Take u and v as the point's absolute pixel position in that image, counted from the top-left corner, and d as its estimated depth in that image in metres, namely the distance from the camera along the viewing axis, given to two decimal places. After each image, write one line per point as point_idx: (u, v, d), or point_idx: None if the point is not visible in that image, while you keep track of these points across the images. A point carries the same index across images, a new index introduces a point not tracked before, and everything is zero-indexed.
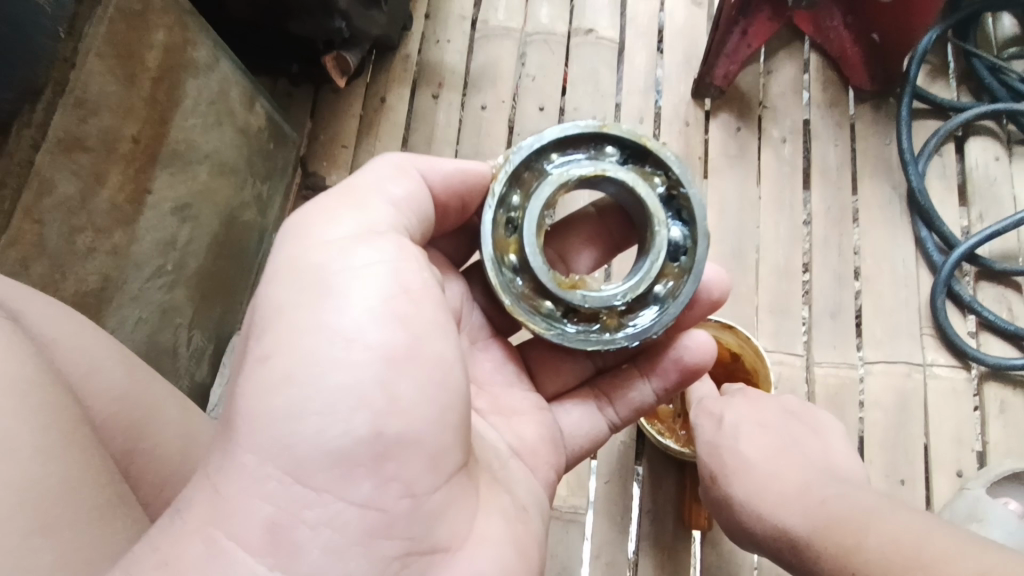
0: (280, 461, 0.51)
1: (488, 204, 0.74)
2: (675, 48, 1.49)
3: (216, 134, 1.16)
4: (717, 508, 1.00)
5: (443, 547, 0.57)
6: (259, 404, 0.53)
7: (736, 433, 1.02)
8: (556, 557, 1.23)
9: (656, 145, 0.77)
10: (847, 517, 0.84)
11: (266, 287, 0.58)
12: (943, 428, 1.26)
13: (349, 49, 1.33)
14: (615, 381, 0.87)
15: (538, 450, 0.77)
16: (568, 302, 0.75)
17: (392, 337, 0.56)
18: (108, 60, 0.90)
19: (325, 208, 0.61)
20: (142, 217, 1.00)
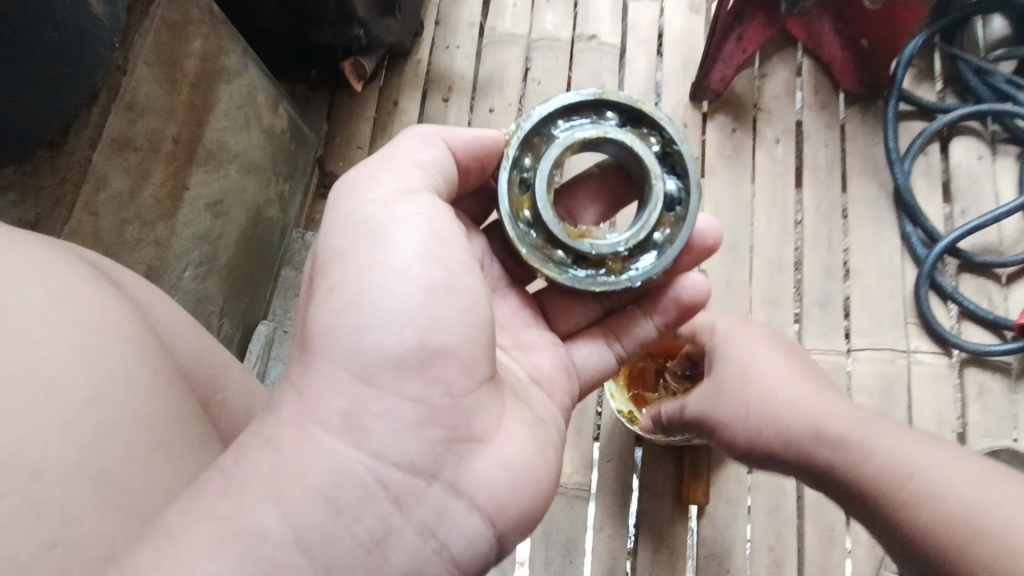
0: (348, 367, 0.58)
1: (504, 167, 0.78)
2: (674, 54, 1.57)
3: (243, 136, 1.23)
4: (715, 416, 0.98)
5: (478, 437, 0.63)
6: (327, 326, 0.60)
7: (748, 346, 1.00)
8: (563, 529, 1.32)
9: (652, 108, 0.80)
10: (866, 433, 0.85)
11: (325, 239, 0.66)
12: (925, 411, 1.34)
13: (366, 56, 1.42)
14: (622, 319, 0.91)
15: (553, 377, 0.83)
16: (577, 250, 0.79)
17: (434, 272, 0.63)
18: (154, 67, 0.98)
19: (368, 171, 0.69)
20: (180, 213, 1.09)
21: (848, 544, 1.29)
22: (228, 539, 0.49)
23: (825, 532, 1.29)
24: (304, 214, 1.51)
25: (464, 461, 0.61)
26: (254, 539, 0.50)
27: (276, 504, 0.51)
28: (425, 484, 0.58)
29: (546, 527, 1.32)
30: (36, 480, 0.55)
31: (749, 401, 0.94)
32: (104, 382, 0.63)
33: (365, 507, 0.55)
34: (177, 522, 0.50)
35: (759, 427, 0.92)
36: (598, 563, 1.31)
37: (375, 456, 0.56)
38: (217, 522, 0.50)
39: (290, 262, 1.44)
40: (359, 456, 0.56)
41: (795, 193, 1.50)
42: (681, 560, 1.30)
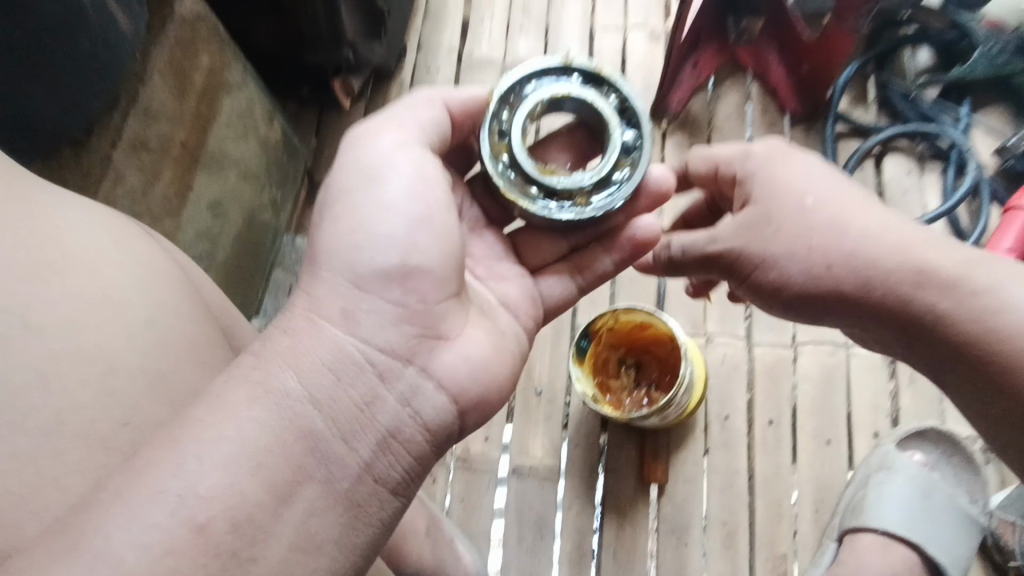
0: (347, 275, 0.71)
1: (486, 119, 0.87)
2: (636, 78, 1.72)
3: (241, 146, 1.34)
4: (768, 253, 0.90)
5: (444, 335, 0.76)
6: (333, 243, 0.72)
7: (804, 175, 0.91)
8: (534, 508, 1.43)
9: (610, 70, 0.89)
10: (940, 260, 0.83)
11: (335, 175, 0.78)
12: (862, 398, 1.47)
13: (353, 75, 1.56)
14: (587, 255, 0.99)
15: (520, 302, 0.95)
16: (547, 186, 0.87)
17: (417, 210, 0.76)
18: (167, 78, 1.12)
19: (376, 122, 0.80)
20: (185, 211, 1.20)
21: (794, 519, 1.41)
22: (260, 394, 0.60)
23: (774, 507, 1.41)
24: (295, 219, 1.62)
25: (432, 352, 0.74)
26: (280, 393, 0.61)
27: (294, 369, 0.63)
28: (402, 365, 0.70)
29: (518, 507, 1.43)
30: (111, 376, 0.66)
31: (818, 234, 0.88)
32: (161, 308, 0.73)
33: (358, 377, 0.67)
34: (222, 385, 0.61)
35: (835, 263, 0.86)
36: (566, 539, 1.41)
37: (365, 341, 0.69)
38: (251, 383, 0.61)
39: (282, 264, 1.55)
40: (352, 341, 0.68)
41: None
42: (643, 537, 1.41)
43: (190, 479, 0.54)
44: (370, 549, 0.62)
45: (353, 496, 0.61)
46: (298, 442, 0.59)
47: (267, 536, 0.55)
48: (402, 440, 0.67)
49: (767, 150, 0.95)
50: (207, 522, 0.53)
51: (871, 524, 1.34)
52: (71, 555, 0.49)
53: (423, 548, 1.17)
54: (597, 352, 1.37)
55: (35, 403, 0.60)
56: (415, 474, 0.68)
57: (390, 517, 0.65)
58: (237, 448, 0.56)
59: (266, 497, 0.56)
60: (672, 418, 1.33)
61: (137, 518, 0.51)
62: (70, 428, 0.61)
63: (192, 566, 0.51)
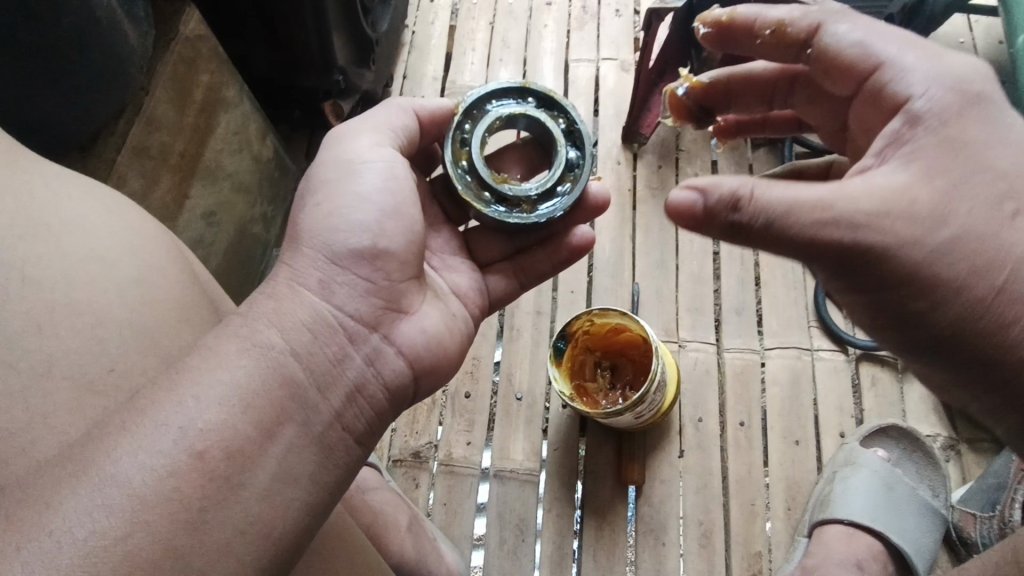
0: (324, 252, 0.77)
1: (450, 128, 0.96)
2: (608, 105, 1.82)
3: (237, 158, 1.43)
4: (906, 246, 0.71)
5: (404, 309, 0.83)
6: (311, 225, 0.79)
7: (1011, 130, 0.75)
8: (515, 511, 1.45)
9: (561, 94, 0.98)
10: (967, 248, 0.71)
11: (316, 169, 0.86)
12: (828, 400, 1.54)
13: (343, 98, 1.66)
14: (530, 257, 1.06)
15: (470, 293, 1.01)
16: (499, 192, 0.95)
17: (388, 200, 0.83)
18: (169, 92, 1.22)
19: (354, 126, 0.89)
20: (181, 217, 1.29)
21: (768, 516, 1.46)
22: (248, 347, 0.65)
23: (747, 506, 1.45)
24: None
25: (394, 323, 0.80)
26: (265, 347, 0.66)
27: (277, 328, 0.68)
28: (368, 332, 0.77)
29: (500, 510, 1.45)
30: (100, 325, 0.72)
31: (984, 226, 0.72)
32: (147, 270, 0.80)
33: (331, 337, 0.73)
34: (213, 341, 0.66)
35: (946, 238, 0.71)
36: (547, 541, 1.44)
37: (339, 308, 0.75)
38: (240, 338, 0.66)
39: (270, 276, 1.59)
40: (328, 307, 0.74)
41: None
42: (622, 536, 1.44)
43: (189, 414, 0.59)
44: (338, 489, 0.68)
45: (326, 439, 0.67)
46: (281, 389, 0.64)
47: (254, 466, 0.60)
48: (366, 396, 0.73)
49: (959, 68, 0.76)
50: (205, 450, 0.57)
51: (838, 515, 1.40)
52: (81, 476, 0.55)
53: (405, 541, 1.18)
54: (573, 356, 1.44)
55: (29, 346, 0.67)
56: (375, 426, 0.74)
57: (354, 461, 0.70)
58: (229, 392, 0.61)
59: (253, 433, 0.60)
60: (646, 417, 1.39)
61: (141, 445, 0.56)
62: (59, 371, 0.67)
63: (189, 486, 0.56)
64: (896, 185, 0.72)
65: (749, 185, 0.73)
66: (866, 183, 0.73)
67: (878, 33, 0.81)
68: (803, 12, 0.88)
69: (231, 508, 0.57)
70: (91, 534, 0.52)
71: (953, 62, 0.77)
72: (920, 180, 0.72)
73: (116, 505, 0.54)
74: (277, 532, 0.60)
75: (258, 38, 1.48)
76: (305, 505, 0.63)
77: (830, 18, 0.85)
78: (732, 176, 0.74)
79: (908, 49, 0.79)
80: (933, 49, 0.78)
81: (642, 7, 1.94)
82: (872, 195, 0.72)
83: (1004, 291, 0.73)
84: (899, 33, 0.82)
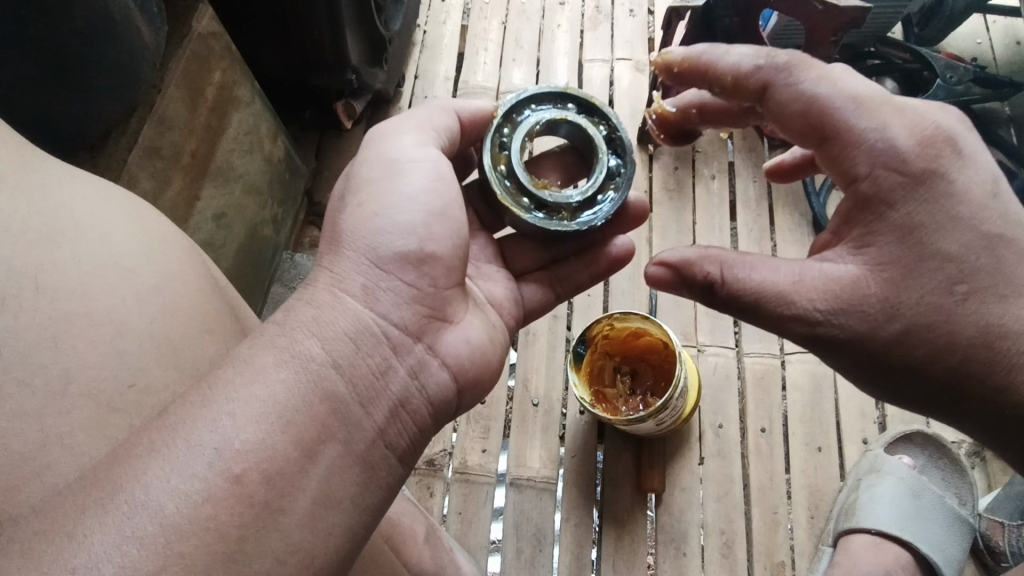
0: (367, 255, 0.75)
1: (489, 131, 0.94)
2: (622, 105, 1.78)
3: (248, 159, 1.40)
4: (861, 335, 0.76)
5: (449, 319, 0.81)
6: (357, 228, 0.76)
7: (968, 207, 0.75)
8: (532, 521, 1.42)
9: (603, 103, 0.98)
10: (925, 324, 0.75)
11: (358, 168, 0.84)
12: (850, 405, 1.49)
13: (356, 97, 1.63)
14: (567, 267, 1.04)
15: (505, 303, 0.98)
16: (539, 198, 0.92)
17: (434, 201, 0.80)
18: (181, 90, 1.19)
19: (396, 126, 0.87)
20: (191, 219, 1.26)
21: (790, 526, 1.42)
22: (288, 357, 0.64)
23: (770, 514, 1.42)
24: (293, 235, 1.65)
25: (438, 333, 0.79)
26: (304, 358, 0.65)
27: (316, 337, 0.67)
28: (412, 342, 0.75)
29: (517, 519, 1.42)
30: (119, 337, 0.69)
31: (938, 315, 0.75)
32: (165, 277, 0.76)
33: (375, 348, 0.71)
34: (248, 352, 0.65)
35: (900, 329, 0.75)
36: (565, 551, 1.41)
37: (382, 316, 0.73)
38: (277, 349, 0.65)
39: (280, 279, 1.57)
40: (371, 316, 0.73)
41: (730, 223, 1.69)
42: (642, 545, 1.40)
43: (224, 434, 0.58)
44: (377, 511, 0.66)
45: (369, 457, 0.66)
46: (323, 404, 0.63)
47: (295, 490, 0.58)
48: (409, 411, 0.72)
49: (912, 141, 0.76)
50: (242, 473, 0.56)
51: (865, 524, 1.38)
52: (107, 503, 0.53)
53: (423, 554, 1.13)
54: (593, 361, 1.41)
55: (45, 360, 0.64)
56: (418, 440, 0.73)
57: (396, 481, 0.69)
58: (270, 407, 0.60)
59: (294, 453, 0.59)
60: (666, 424, 1.36)
61: (175, 468, 0.55)
62: (75, 388, 0.64)
63: (227, 513, 0.55)
64: (850, 276, 0.76)
65: (720, 269, 0.79)
66: (824, 271, 0.77)
67: (830, 91, 0.79)
68: (756, 61, 0.84)
69: (271, 535, 0.56)
70: (120, 566, 0.51)
71: (905, 130, 0.76)
72: (872, 272, 0.76)
73: (148, 536, 0.52)
74: (317, 558, 0.59)
75: (270, 37, 1.45)
76: (346, 530, 0.62)
77: (778, 75, 0.82)
78: (702, 259, 0.80)
79: (860, 116, 0.77)
80: (887, 117, 0.77)
81: (656, 7, 1.92)
82: (828, 285, 0.76)
83: (961, 372, 0.76)
84: (857, 90, 0.79)
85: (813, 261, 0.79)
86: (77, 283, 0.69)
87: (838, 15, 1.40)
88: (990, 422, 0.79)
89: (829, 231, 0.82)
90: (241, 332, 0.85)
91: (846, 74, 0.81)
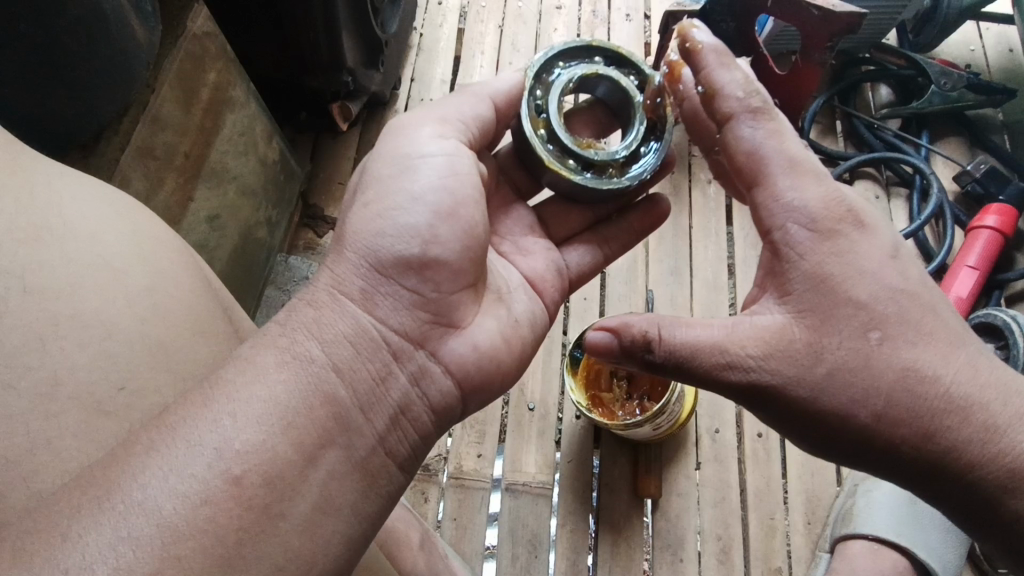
0: (366, 258, 0.74)
1: (524, 97, 0.94)
2: None
3: (242, 161, 1.39)
4: (792, 381, 0.74)
5: (457, 325, 0.79)
6: (363, 227, 0.75)
7: (871, 263, 0.74)
8: (528, 527, 1.41)
9: (630, 52, 0.98)
10: (847, 368, 0.73)
11: (373, 164, 0.83)
12: None
13: (352, 100, 1.62)
14: (612, 228, 1.06)
15: (545, 275, 0.97)
16: (585, 158, 0.95)
17: (443, 200, 0.78)
18: (175, 91, 1.19)
19: (416, 118, 0.86)
20: (185, 220, 1.25)
21: (787, 531, 1.42)
22: (288, 359, 0.64)
23: (767, 520, 1.41)
24: (287, 238, 1.63)
25: (442, 339, 0.77)
26: (306, 359, 0.64)
27: (317, 339, 0.67)
28: (414, 349, 0.74)
29: (513, 526, 1.40)
30: (109, 341, 0.67)
31: (857, 361, 0.73)
32: (157, 278, 0.75)
33: (374, 353, 0.70)
34: (249, 351, 0.64)
35: (825, 373, 0.73)
36: (561, 557, 1.39)
37: (381, 321, 0.72)
38: (278, 349, 0.64)
39: (274, 282, 1.55)
40: (370, 320, 0.72)
41: (726, 227, 1.68)
42: (639, 550, 1.39)
43: (224, 434, 0.57)
44: (378, 518, 0.65)
45: (368, 463, 0.65)
46: (324, 408, 0.62)
47: (295, 493, 0.57)
48: (410, 417, 0.71)
49: (823, 208, 0.75)
50: (242, 474, 0.55)
51: (862, 530, 1.33)
52: (103, 501, 0.52)
53: (418, 559, 1.11)
54: (590, 365, 1.40)
55: (31, 363, 0.63)
56: (419, 448, 0.72)
57: (395, 487, 0.68)
58: (270, 408, 0.59)
59: (293, 456, 0.58)
60: (663, 429, 1.35)
61: (173, 468, 0.54)
62: (64, 392, 0.63)
63: (226, 515, 0.53)
64: (777, 325, 0.75)
65: (656, 327, 0.77)
66: (752, 322, 0.76)
67: (774, 145, 0.77)
68: (741, 92, 0.79)
69: (270, 540, 0.55)
70: (114, 567, 0.50)
71: (821, 199, 0.76)
72: (795, 320, 0.74)
73: (144, 537, 0.51)
74: (317, 564, 0.58)
75: (266, 37, 1.43)
76: (346, 537, 0.60)
77: (745, 112, 0.78)
78: (638, 319, 0.78)
79: (789, 177, 0.76)
80: (809, 184, 0.76)
81: (653, 11, 1.91)
82: (756, 332, 0.75)
83: (885, 416, 0.73)
84: (796, 151, 0.78)
85: (743, 316, 0.78)
86: (66, 284, 0.68)
87: (835, 21, 1.35)
88: (923, 468, 0.75)
89: (756, 287, 0.81)
90: (233, 334, 0.84)
91: (795, 137, 0.80)
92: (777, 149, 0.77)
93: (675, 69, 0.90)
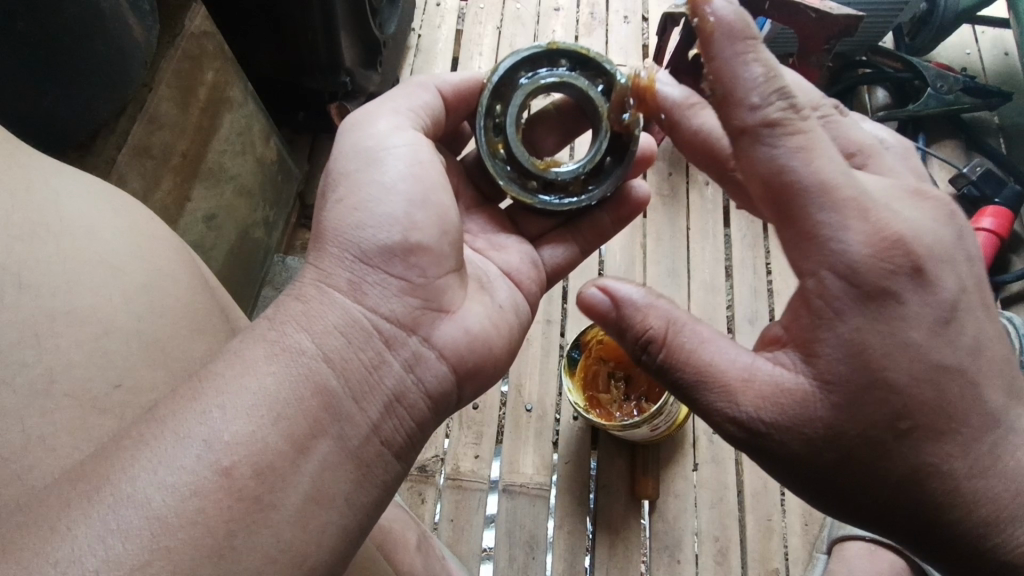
0: (351, 251, 0.74)
1: (479, 115, 0.92)
2: None
3: (240, 160, 1.38)
4: (797, 454, 0.72)
5: (447, 308, 0.78)
6: (339, 222, 0.75)
7: (920, 333, 0.68)
8: (524, 527, 1.40)
9: (597, 53, 0.94)
10: (863, 458, 0.70)
11: (334, 165, 0.82)
12: None
13: (349, 101, 1.61)
14: (585, 219, 1.05)
15: (522, 269, 0.97)
16: (545, 179, 0.94)
17: (413, 188, 0.78)
18: (172, 89, 1.19)
19: (369, 114, 0.85)
20: (181, 218, 1.24)
21: (784, 533, 1.41)
22: (277, 351, 0.63)
23: (764, 521, 1.41)
24: (285, 238, 1.63)
25: (434, 323, 0.76)
26: (295, 352, 0.64)
27: (306, 332, 0.66)
28: (406, 335, 0.73)
29: (510, 526, 1.40)
30: (104, 338, 0.67)
31: (873, 451, 0.70)
32: (152, 274, 0.74)
33: (366, 342, 0.70)
34: (238, 346, 0.64)
35: (838, 457, 0.71)
36: (557, 556, 1.39)
37: (371, 309, 0.72)
38: (267, 343, 0.64)
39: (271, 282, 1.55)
40: (360, 309, 0.71)
41: (724, 229, 1.68)
42: (636, 550, 1.39)
43: (213, 426, 0.56)
44: (373, 512, 0.64)
45: (362, 456, 0.64)
46: (315, 398, 0.62)
47: (286, 485, 0.57)
48: (406, 405, 0.71)
49: (872, 255, 0.67)
50: (232, 466, 0.55)
51: (858, 532, 1.31)
52: (93, 497, 0.51)
53: (415, 560, 1.10)
54: (587, 367, 1.41)
55: (28, 359, 0.62)
56: (417, 438, 0.72)
57: (393, 481, 0.68)
58: (259, 401, 0.59)
59: (285, 448, 0.58)
60: (661, 429, 1.35)
61: (163, 461, 0.54)
62: (60, 389, 0.63)
63: (216, 507, 0.53)
64: (800, 392, 0.70)
65: (664, 326, 0.77)
66: (773, 380, 0.72)
67: (805, 165, 0.67)
68: (758, 96, 0.68)
69: (263, 533, 0.55)
70: (105, 561, 0.49)
71: (868, 236, 0.67)
72: (820, 393, 0.70)
73: (135, 530, 0.51)
74: (312, 558, 0.57)
75: (264, 37, 1.43)
76: (340, 529, 0.60)
77: (762, 125, 0.68)
78: (649, 309, 0.78)
79: (827, 204, 0.67)
80: (851, 214, 0.67)
81: (651, 13, 1.92)
82: (773, 396, 0.71)
83: (885, 502, 0.72)
84: (832, 172, 0.67)
85: (762, 360, 0.74)
86: (59, 279, 0.68)
87: (831, 24, 1.36)
88: (900, 540, 0.76)
89: (781, 325, 0.74)
90: (229, 332, 0.83)
91: (829, 145, 0.69)
92: (805, 169, 0.67)
93: (649, 90, 0.93)
